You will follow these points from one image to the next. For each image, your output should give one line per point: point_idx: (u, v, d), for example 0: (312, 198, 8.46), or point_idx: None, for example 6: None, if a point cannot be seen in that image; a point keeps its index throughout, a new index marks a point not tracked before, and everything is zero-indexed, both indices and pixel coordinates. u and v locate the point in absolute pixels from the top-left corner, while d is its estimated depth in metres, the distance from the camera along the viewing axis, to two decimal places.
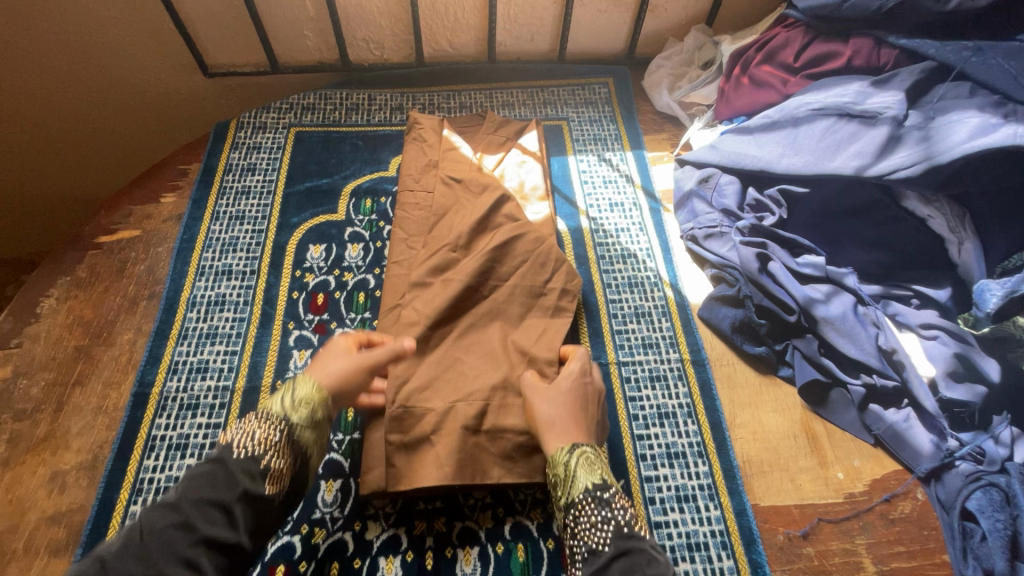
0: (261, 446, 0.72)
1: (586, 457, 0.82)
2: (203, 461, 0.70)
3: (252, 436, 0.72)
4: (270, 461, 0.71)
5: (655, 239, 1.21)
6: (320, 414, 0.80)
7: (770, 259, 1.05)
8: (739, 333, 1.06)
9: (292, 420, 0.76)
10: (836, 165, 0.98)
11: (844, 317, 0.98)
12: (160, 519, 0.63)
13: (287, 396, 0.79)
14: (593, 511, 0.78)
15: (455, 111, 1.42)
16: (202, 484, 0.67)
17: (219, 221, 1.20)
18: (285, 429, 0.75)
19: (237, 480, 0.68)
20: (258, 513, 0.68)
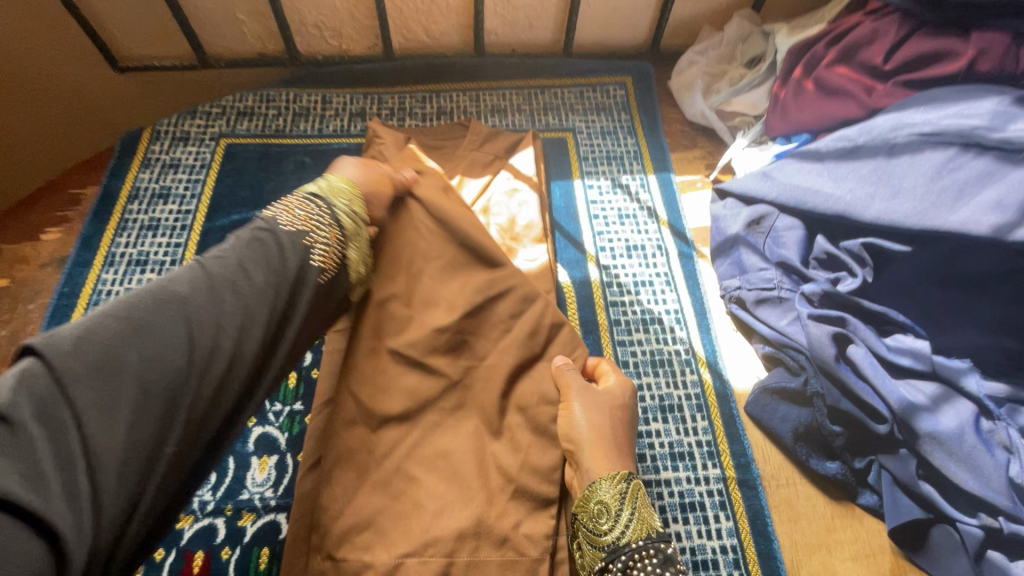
0: (302, 223, 0.62)
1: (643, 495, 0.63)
2: (245, 227, 0.60)
3: (295, 214, 0.62)
4: (315, 250, 0.61)
5: (687, 297, 0.91)
6: (352, 208, 0.68)
7: (850, 341, 0.76)
8: (805, 442, 0.77)
9: (332, 204, 0.66)
10: (960, 221, 0.69)
11: (960, 436, 0.69)
12: (218, 266, 0.55)
13: (320, 183, 0.69)
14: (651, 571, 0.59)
15: (432, 119, 1.13)
16: (252, 244, 0.58)
17: (113, 267, 0.91)
18: (325, 212, 0.65)
19: (285, 246, 0.59)
20: (293, 304, 0.58)
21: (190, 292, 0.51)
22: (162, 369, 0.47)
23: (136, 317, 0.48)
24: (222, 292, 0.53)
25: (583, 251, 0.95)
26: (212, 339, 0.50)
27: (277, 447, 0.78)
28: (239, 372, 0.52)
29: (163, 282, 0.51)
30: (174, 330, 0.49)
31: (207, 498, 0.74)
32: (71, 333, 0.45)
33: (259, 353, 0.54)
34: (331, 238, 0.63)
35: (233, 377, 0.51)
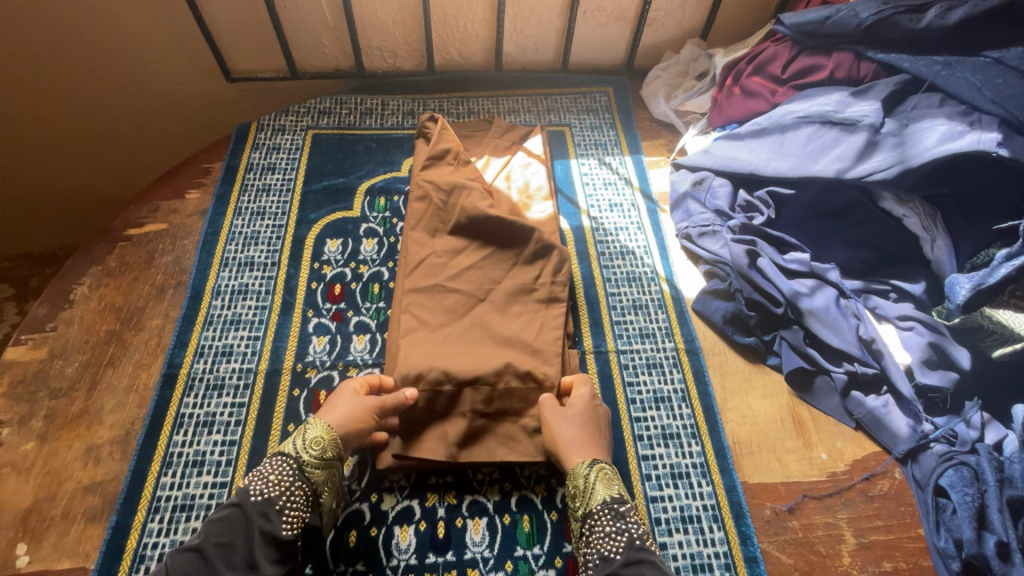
0: (275, 490, 0.83)
1: (606, 473, 0.88)
2: (222, 507, 0.81)
3: (268, 477, 0.83)
4: (283, 521, 0.81)
5: (653, 238, 1.28)
6: (331, 450, 0.88)
7: (759, 255, 1.13)
8: (731, 324, 1.13)
9: (303, 459, 0.86)
10: (819, 168, 1.06)
11: (827, 309, 1.06)
12: (180, 562, 0.73)
13: (302, 435, 0.88)
14: (608, 522, 0.84)
15: (464, 116, 1.50)
16: (220, 529, 0.78)
17: (241, 215, 1.26)
18: (296, 471, 0.85)
19: (253, 523, 0.80)
20: (262, 545, 0.78)
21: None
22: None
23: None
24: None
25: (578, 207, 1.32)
26: None
27: (369, 328, 1.12)
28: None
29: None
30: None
31: (326, 358, 1.08)
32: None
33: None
34: (296, 500, 0.83)
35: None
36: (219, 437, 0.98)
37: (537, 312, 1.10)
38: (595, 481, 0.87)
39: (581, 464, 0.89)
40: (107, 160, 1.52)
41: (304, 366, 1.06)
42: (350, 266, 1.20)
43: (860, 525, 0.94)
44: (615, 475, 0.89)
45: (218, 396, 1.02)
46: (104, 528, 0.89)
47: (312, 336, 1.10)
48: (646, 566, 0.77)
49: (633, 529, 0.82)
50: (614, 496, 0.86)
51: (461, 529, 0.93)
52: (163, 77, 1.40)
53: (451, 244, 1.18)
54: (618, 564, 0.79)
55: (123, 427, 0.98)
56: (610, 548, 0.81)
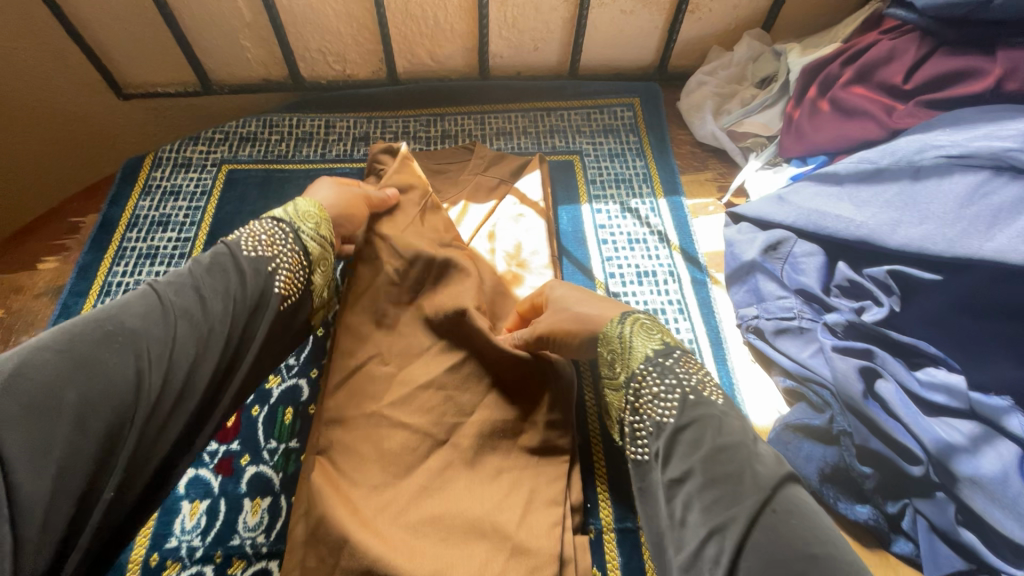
0: (265, 249, 0.66)
1: (643, 324, 0.66)
2: (207, 253, 0.64)
3: (259, 238, 0.66)
4: (273, 272, 0.65)
5: (701, 327, 0.87)
6: (325, 233, 0.72)
7: (878, 375, 0.72)
8: (832, 484, 0.72)
9: (298, 227, 0.69)
10: (995, 251, 0.65)
11: (1004, 481, 0.63)
12: (177, 296, 0.59)
13: (289, 208, 0.72)
14: (654, 381, 0.61)
15: (436, 143, 1.11)
16: (213, 277, 0.61)
17: (109, 296, 0.89)
18: (290, 237, 0.68)
19: (246, 276, 0.63)
20: (252, 327, 0.62)
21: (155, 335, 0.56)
22: (110, 385, 0.51)
23: (99, 340, 0.52)
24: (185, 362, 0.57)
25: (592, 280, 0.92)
26: (160, 376, 0.54)
27: (271, 488, 0.73)
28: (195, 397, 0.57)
29: (114, 312, 0.55)
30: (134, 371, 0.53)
31: (197, 544, 0.69)
32: (30, 355, 0.48)
33: (213, 377, 0.58)
34: (291, 263, 0.67)
35: (187, 394, 0.57)
36: None
37: (521, 468, 0.71)
38: (632, 336, 0.65)
39: (615, 321, 0.67)
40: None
41: (162, 559, 0.68)
42: None
43: None
44: (661, 327, 0.67)
45: None
46: None
47: (182, 503, 0.72)
48: (712, 423, 0.56)
49: (688, 381, 0.60)
50: (658, 349, 0.63)
51: None
52: (14, 90, 1.00)
53: (400, 339, 0.76)
54: (668, 434, 0.58)
55: None
56: (663, 410, 0.59)
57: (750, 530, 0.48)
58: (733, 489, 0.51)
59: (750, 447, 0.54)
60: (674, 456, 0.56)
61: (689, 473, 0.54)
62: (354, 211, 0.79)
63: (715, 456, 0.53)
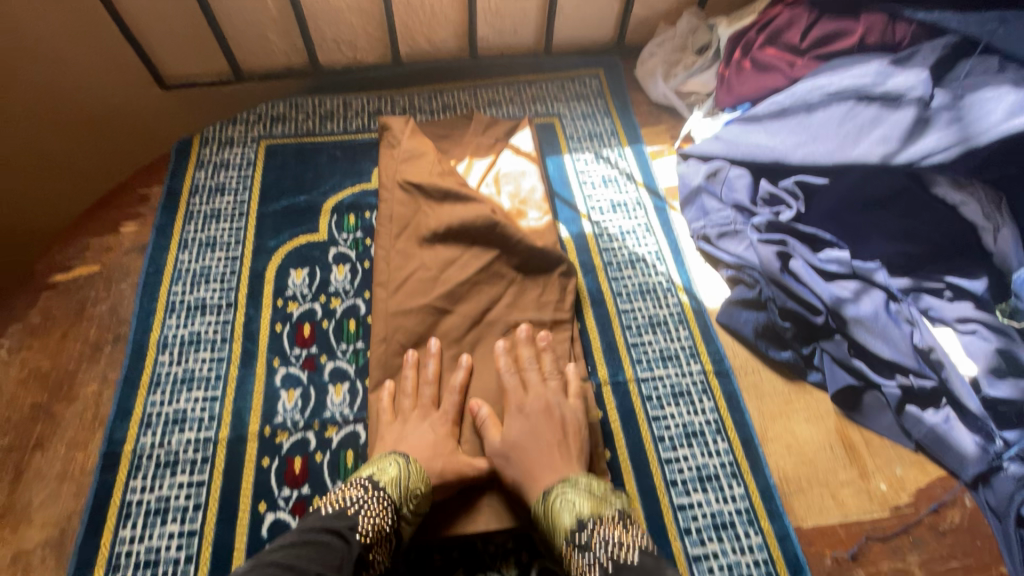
0: (375, 536, 0.71)
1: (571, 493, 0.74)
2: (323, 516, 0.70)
3: (373, 519, 0.72)
4: (360, 521, 0.71)
5: (664, 240, 1.12)
6: (418, 485, 0.77)
7: (791, 256, 0.98)
8: (763, 337, 0.99)
9: (397, 500, 0.75)
10: (861, 151, 0.93)
11: (876, 316, 0.91)
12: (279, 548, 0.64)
13: (397, 463, 0.78)
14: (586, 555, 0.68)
15: (438, 113, 1.32)
16: (315, 555, 0.64)
17: (188, 249, 1.08)
18: (394, 520, 0.74)
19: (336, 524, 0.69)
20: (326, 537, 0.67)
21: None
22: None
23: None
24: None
25: (589, 271, 1.09)
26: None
27: (348, 376, 0.95)
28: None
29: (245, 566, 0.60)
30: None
31: (298, 418, 0.91)
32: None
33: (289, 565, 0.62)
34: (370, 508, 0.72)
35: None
36: (174, 526, 0.81)
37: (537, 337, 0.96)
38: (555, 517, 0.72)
39: (555, 489, 0.75)
40: (1, 192, 1.22)
41: (273, 430, 0.89)
42: (320, 300, 1.03)
43: (934, 567, 0.82)
44: (587, 484, 0.76)
45: (171, 476, 0.85)
46: None
47: (280, 391, 0.93)
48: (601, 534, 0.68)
49: (608, 547, 0.67)
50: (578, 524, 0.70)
51: None
52: (74, 82, 1.17)
53: (442, 255, 1.03)
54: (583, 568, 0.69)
55: (57, 525, 0.81)
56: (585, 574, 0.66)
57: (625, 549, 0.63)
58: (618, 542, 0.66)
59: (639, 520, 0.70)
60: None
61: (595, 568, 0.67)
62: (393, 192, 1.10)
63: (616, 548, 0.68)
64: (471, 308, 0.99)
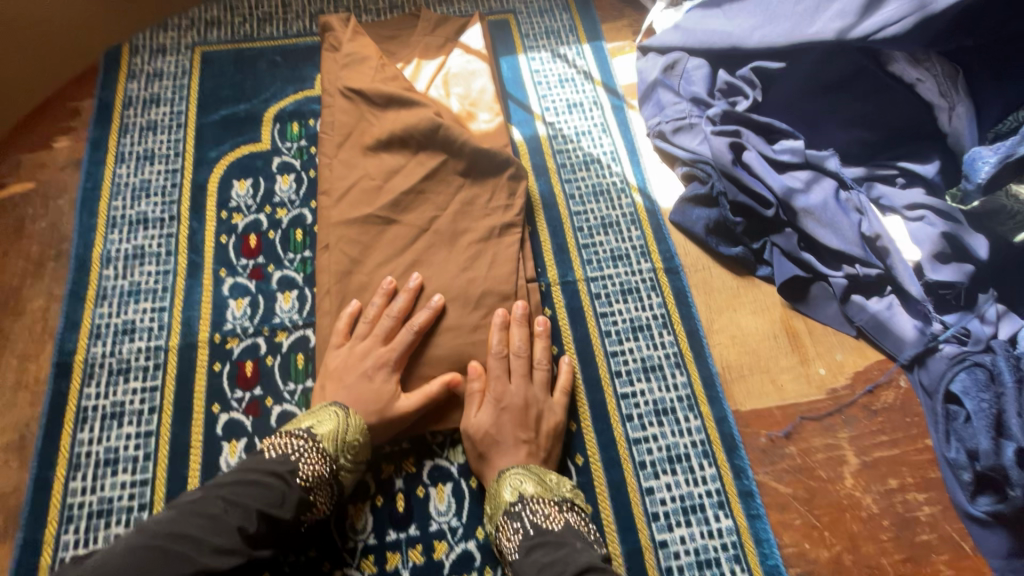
0: (314, 481, 0.72)
1: (518, 479, 0.76)
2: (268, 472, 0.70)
3: (312, 467, 0.73)
4: (302, 468, 0.72)
5: (620, 140, 1.08)
6: (356, 436, 0.77)
7: (744, 148, 0.96)
8: (714, 234, 0.98)
9: (336, 453, 0.75)
10: (816, 30, 0.88)
11: (825, 206, 0.91)
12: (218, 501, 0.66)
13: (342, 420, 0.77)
14: (510, 528, 0.73)
15: (385, 13, 1.23)
16: (257, 493, 0.68)
17: (125, 162, 1.04)
18: (332, 470, 0.75)
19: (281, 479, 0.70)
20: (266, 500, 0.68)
21: (222, 509, 0.65)
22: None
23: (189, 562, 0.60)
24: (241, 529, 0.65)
25: (534, 136, 1.09)
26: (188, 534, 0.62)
27: (296, 284, 0.95)
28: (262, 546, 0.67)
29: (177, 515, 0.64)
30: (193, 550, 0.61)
31: (247, 324, 0.91)
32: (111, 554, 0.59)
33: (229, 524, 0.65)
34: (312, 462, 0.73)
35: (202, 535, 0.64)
36: (131, 428, 0.84)
37: (486, 241, 0.95)
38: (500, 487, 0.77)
39: (510, 469, 0.77)
40: None
41: (223, 337, 0.90)
42: (265, 211, 1.01)
43: (863, 443, 0.86)
44: (533, 474, 0.77)
45: (124, 382, 0.87)
46: (10, 546, 0.78)
47: (229, 300, 0.93)
48: (541, 553, 0.69)
49: (536, 518, 0.73)
50: (514, 502, 0.75)
51: (424, 499, 0.81)
52: None
53: (387, 163, 1.00)
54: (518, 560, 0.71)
55: (17, 430, 0.84)
56: (512, 545, 0.72)
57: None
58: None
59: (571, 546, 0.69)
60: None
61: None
62: (335, 98, 1.05)
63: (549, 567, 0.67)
64: (418, 214, 0.97)
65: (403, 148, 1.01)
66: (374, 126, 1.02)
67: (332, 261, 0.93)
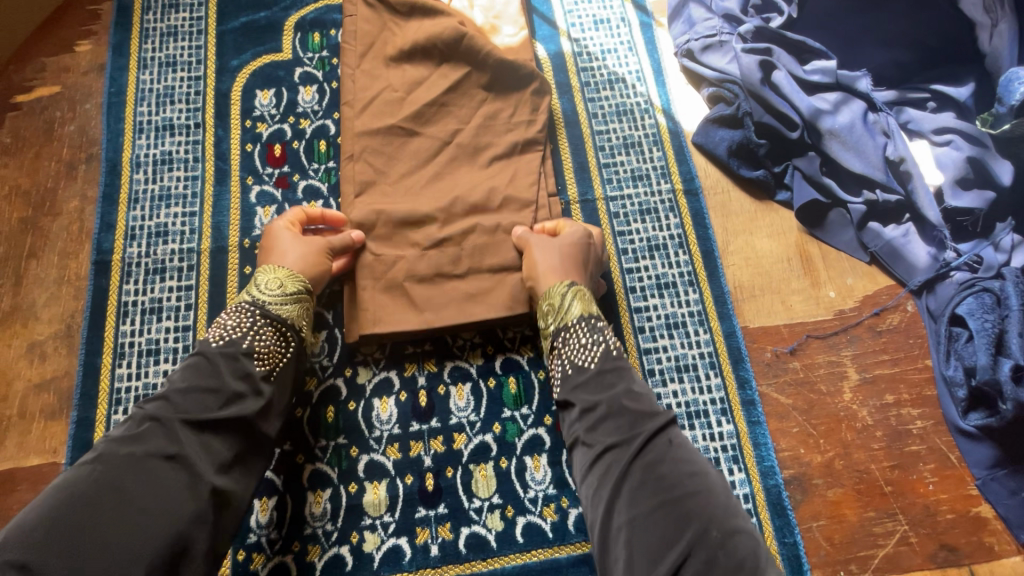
0: (238, 332, 0.72)
1: (584, 295, 0.80)
2: (194, 359, 0.70)
3: (226, 323, 0.73)
4: (225, 334, 0.72)
5: (646, 59, 1.06)
6: (292, 286, 0.78)
7: (774, 67, 0.93)
8: (736, 156, 0.97)
9: (262, 304, 0.75)
10: None
11: (851, 128, 0.90)
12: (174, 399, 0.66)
13: (262, 279, 0.78)
14: (583, 333, 0.78)
15: None
16: (188, 376, 0.68)
17: (148, 68, 1.04)
18: (258, 313, 0.74)
19: (213, 360, 0.70)
20: (204, 377, 0.68)
21: (153, 407, 0.65)
22: (163, 490, 0.60)
23: (122, 456, 0.60)
24: (177, 410, 0.65)
25: (559, 52, 1.07)
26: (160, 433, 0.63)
27: (321, 194, 0.97)
28: (211, 412, 0.66)
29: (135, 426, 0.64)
30: (128, 444, 0.61)
31: None
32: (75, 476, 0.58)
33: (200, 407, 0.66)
34: (240, 327, 0.72)
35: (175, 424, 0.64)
36: (170, 323, 0.89)
37: (508, 157, 0.96)
38: (572, 301, 0.79)
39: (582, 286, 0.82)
40: None
41: (252, 242, 0.94)
42: (289, 121, 1.01)
43: (865, 361, 0.90)
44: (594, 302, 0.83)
45: (161, 281, 0.91)
46: (66, 423, 0.85)
47: (256, 208, 0.95)
48: (624, 372, 0.74)
49: (614, 343, 0.77)
50: (592, 313, 0.79)
51: (444, 397, 0.87)
52: None
53: (410, 75, 0.99)
54: (588, 371, 0.74)
55: (62, 321, 0.90)
56: (586, 356, 0.76)
57: (640, 456, 0.65)
58: (636, 420, 0.68)
59: (649, 398, 0.72)
60: (576, 398, 0.73)
61: (593, 408, 0.71)
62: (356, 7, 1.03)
63: (625, 399, 0.71)
64: (441, 126, 0.97)
65: (426, 60, 0.99)
66: (397, 35, 1.00)
67: (356, 171, 0.94)
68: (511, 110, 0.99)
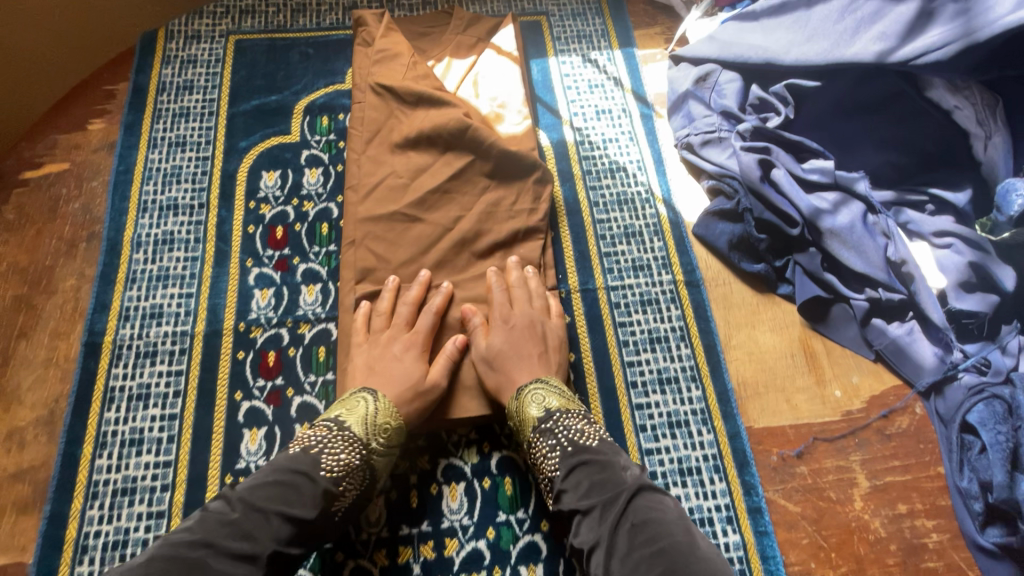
0: (342, 470, 0.72)
1: (537, 390, 0.81)
2: (294, 474, 0.69)
3: (338, 456, 0.73)
4: (327, 458, 0.72)
5: (647, 150, 1.08)
6: (386, 420, 0.78)
7: (773, 165, 0.95)
8: (737, 250, 0.97)
9: (364, 437, 0.76)
10: (854, 51, 0.87)
11: (852, 228, 0.91)
12: (263, 520, 0.65)
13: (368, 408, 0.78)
14: (543, 443, 0.77)
15: (418, 9, 1.23)
16: (286, 497, 0.67)
17: (157, 148, 1.06)
18: (362, 453, 0.75)
19: (314, 488, 0.69)
20: (298, 505, 0.68)
21: (240, 514, 0.64)
22: None
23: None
24: (262, 532, 0.64)
25: (562, 141, 1.09)
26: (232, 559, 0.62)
27: (320, 277, 0.96)
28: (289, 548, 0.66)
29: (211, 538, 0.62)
30: (214, 559, 0.61)
31: (272, 315, 0.93)
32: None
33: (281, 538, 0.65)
34: (344, 463, 0.73)
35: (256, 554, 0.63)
36: (156, 411, 0.87)
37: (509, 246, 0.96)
38: (525, 401, 0.80)
39: (533, 385, 0.81)
40: None
41: (248, 326, 0.92)
42: (292, 203, 1.02)
43: (874, 467, 0.86)
44: (559, 391, 0.82)
45: (151, 365, 0.89)
46: (38, 518, 0.81)
47: (254, 290, 0.95)
48: (586, 469, 0.72)
49: (574, 436, 0.76)
50: (545, 412, 0.79)
51: (437, 497, 0.83)
52: None
53: (414, 162, 1.00)
54: (558, 479, 0.74)
55: (46, 406, 0.87)
56: (553, 463, 0.75)
57: (617, 548, 0.65)
58: (603, 512, 0.68)
59: (614, 470, 0.71)
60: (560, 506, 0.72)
61: (575, 513, 0.70)
62: (364, 94, 1.06)
63: (592, 492, 0.70)
64: (444, 212, 0.98)
65: (432, 147, 1.01)
66: (404, 122, 1.03)
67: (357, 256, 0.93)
68: (514, 198, 1.00)
